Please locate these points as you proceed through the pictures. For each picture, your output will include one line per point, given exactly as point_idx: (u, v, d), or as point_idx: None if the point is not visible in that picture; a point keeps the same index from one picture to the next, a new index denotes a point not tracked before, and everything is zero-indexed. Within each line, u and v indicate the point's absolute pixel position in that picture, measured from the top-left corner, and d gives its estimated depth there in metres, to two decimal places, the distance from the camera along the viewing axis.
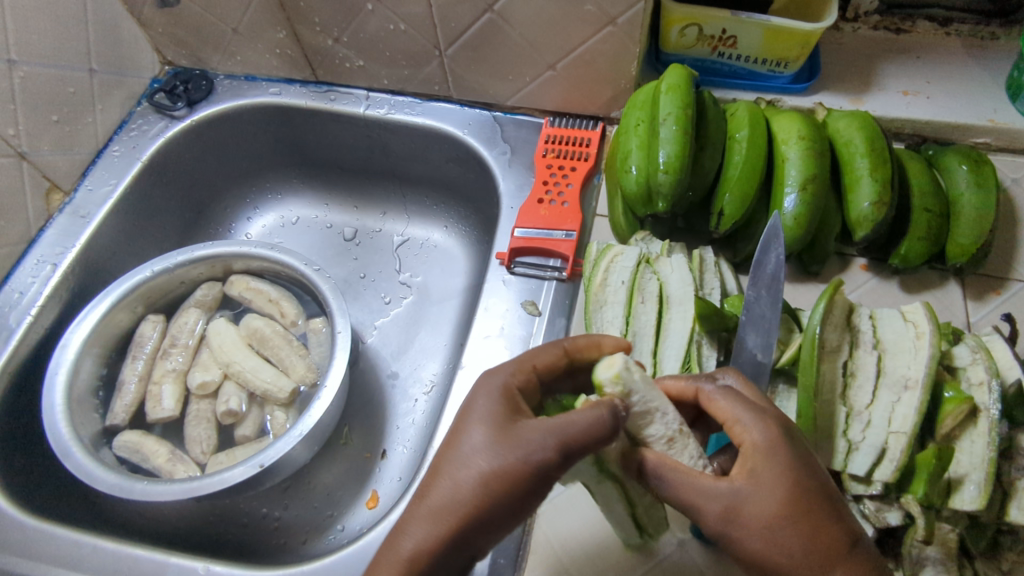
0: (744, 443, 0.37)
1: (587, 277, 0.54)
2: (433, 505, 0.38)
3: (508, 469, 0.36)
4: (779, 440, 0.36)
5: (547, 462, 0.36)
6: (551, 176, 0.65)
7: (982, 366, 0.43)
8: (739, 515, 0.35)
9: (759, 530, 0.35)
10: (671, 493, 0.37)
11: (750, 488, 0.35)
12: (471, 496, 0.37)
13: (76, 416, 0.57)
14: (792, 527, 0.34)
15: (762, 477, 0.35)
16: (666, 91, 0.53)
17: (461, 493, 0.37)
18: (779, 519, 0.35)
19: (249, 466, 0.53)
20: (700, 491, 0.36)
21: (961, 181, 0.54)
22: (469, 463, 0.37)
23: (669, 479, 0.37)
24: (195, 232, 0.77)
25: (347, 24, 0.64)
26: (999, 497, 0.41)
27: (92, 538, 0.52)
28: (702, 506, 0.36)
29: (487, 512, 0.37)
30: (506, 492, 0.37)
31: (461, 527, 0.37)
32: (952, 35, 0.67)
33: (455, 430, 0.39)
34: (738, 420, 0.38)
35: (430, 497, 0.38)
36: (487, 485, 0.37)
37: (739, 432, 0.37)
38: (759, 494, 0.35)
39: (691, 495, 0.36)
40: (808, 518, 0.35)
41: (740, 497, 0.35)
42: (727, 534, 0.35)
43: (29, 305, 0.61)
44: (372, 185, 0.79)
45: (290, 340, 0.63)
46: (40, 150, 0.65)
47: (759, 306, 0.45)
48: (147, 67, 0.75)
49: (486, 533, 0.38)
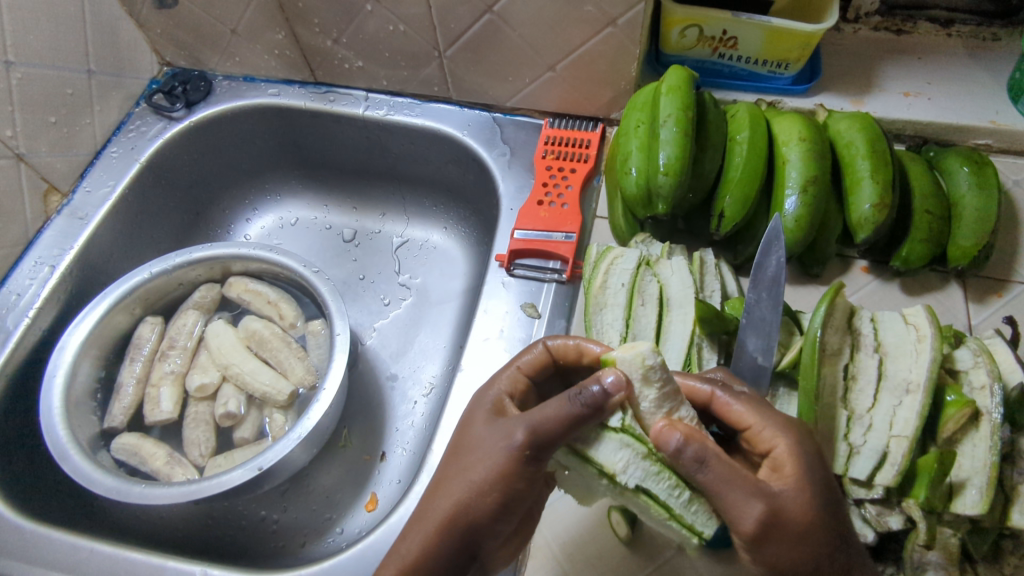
0: (774, 448, 0.37)
1: (588, 280, 0.53)
2: (428, 504, 0.41)
3: (487, 461, 0.39)
4: (809, 448, 0.37)
5: (518, 445, 0.38)
6: (551, 178, 0.65)
7: (984, 370, 0.43)
8: (783, 518, 0.35)
9: (795, 535, 0.35)
10: (712, 487, 0.35)
11: (790, 491, 0.36)
12: (459, 490, 0.39)
13: (74, 418, 0.57)
14: (820, 534, 0.35)
15: (801, 484, 0.36)
16: (667, 92, 0.53)
17: (449, 491, 0.40)
18: (814, 524, 0.35)
19: (247, 469, 0.53)
20: (750, 490, 0.34)
21: (963, 183, 0.54)
22: (461, 463, 0.40)
23: (713, 471, 0.35)
24: (193, 234, 0.76)
25: (346, 24, 0.64)
26: (1001, 501, 0.41)
27: (89, 542, 0.51)
28: (748, 506, 0.34)
29: (471, 503, 0.39)
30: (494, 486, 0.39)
31: (450, 522, 0.39)
32: (953, 36, 0.67)
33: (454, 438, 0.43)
34: (767, 424, 0.38)
35: (429, 502, 0.41)
36: (473, 477, 0.39)
37: (769, 438, 0.38)
38: (801, 499, 0.35)
39: (737, 492, 0.34)
40: (831, 526, 0.36)
41: (783, 499, 0.35)
42: (766, 538, 0.34)
43: (26, 307, 0.61)
44: (372, 186, 0.79)
45: (289, 342, 0.63)
46: (38, 152, 0.64)
47: (760, 308, 0.45)
48: (145, 68, 0.75)
49: (481, 528, 0.40)
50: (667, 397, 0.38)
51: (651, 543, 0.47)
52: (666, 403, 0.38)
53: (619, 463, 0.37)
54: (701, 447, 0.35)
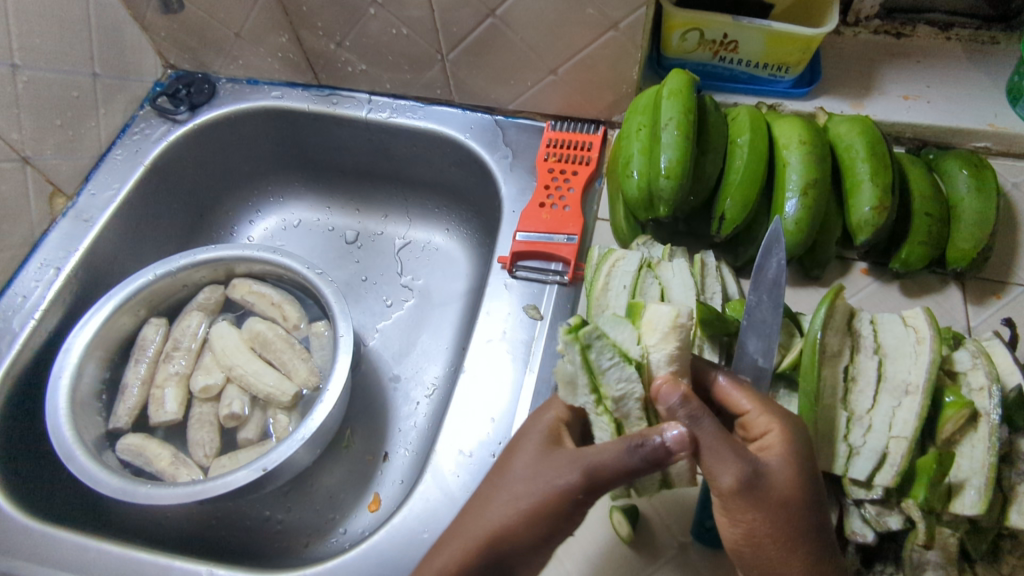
0: (768, 430, 0.39)
1: (590, 282, 0.54)
2: (467, 522, 0.41)
3: (538, 491, 0.39)
4: (800, 434, 0.39)
5: (574, 486, 0.38)
6: (552, 181, 0.65)
7: (983, 371, 0.43)
8: (764, 482, 0.36)
9: (774, 505, 0.36)
10: (702, 443, 0.36)
11: (775, 465, 0.37)
12: (501, 514, 0.40)
13: (80, 419, 0.57)
14: (799, 510, 0.37)
15: (790, 462, 0.37)
16: (668, 96, 0.54)
17: (491, 512, 0.40)
18: (794, 498, 0.37)
19: (252, 470, 0.53)
20: (735, 453, 0.36)
21: (962, 186, 0.55)
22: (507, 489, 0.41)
23: (704, 430, 0.36)
24: (197, 235, 0.77)
25: (349, 28, 0.65)
26: (1000, 501, 0.41)
27: (96, 542, 0.52)
28: (733, 465, 0.36)
29: (510, 527, 0.39)
30: (537, 520, 0.39)
31: (489, 543, 0.40)
32: (952, 40, 0.67)
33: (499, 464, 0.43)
34: (764, 405, 0.40)
35: (466, 521, 0.41)
36: (519, 504, 0.40)
37: (765, 421, 0.39)
38: (788, 471, 0.37)
39: (723, 452, 0.36)
40: (810, 507, 0.37)
41: (770, 469, 0.37)
42: (741, 498, 0.36)
43: (32, 309, 0.61)
44: (374, 188, 0.79)
45: (292, 343, 0.64)
46: (43, 155, 0.65)
47: (760, 311, 0.45)
48: (149, 71, 0.76)
49: (516, 555, 0.40)
50: (680, 358, 0.38)
51: (653, 543, 0.47)
52: (677, 363, 0.38)
53: (618, 390, 0.38)
54: (698, 407, 0.36)
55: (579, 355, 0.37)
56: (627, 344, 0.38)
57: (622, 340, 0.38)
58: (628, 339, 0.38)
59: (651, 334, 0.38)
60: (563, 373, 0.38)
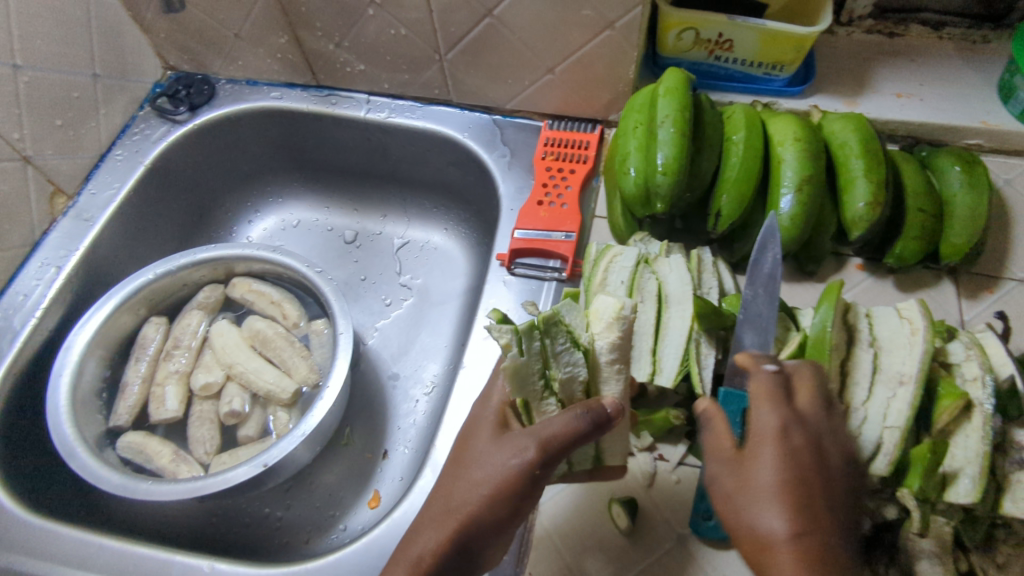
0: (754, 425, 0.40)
1: (587, 277, 0.54)
2: (439, 511, 0.43)
3: (496, 474, 0.41)
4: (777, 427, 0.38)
5: (527, 464, 0.39)
6: (551, 179, 0.66)
7: (976, 362, 0.44)
8: (724, 475, 0.39)
9: (749, 500, 0.37)
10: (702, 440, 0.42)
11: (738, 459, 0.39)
12: (467, 498, 0.41)
13: (81, 416, 0.58)
14: (749, 500, 0.37)
15: (754, 458, 0.38)
16: (664, 94, 0.54)
17: (459, 499, 0.42)
18: (770, 494, 0.37)
19: (252, 466, 0.54)
20: (718, 457, 0.40)
21: (954, 182, 0.55)
22: (471, 473, 0.42)
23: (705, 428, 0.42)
24: (196, 235, 0.77)
25: (348, 28, 0.65)
26: (993, 490, 0.41)
27: (98, 537, 0.52)
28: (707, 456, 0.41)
29: (476, 509, 0.41)
30: (497, 502, 0.41)
31: (458, 529, 0.41)
32: (944, 39, 0.68)
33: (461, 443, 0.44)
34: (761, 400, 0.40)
35: (439, 506, 0.43)
36: (479, 488, 0.41)
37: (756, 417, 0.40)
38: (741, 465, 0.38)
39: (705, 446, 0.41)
40: (766, 500, 0.37)
41: (729, 463, 0.39)
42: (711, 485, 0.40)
43: (33, 307, 0.62)
44: (372, 188, 0.80)
45: (292, 341, 0.64)
46: (44, 154, 0.65)
47: (756, 305, 0.45)
48: (149, 72, 0.76)
49: (486, 535, 0.42)
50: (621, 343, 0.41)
51: (650, 535, 0.48)
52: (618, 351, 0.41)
53: (566, 371, 0.41)
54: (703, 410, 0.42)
55: (535, 343, 0.39)
56: (579, 330, 0.41)
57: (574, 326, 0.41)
58: (579, 326, 0.41)
59: (598, 322, 0.41)
60: (515, 363, 0.39)
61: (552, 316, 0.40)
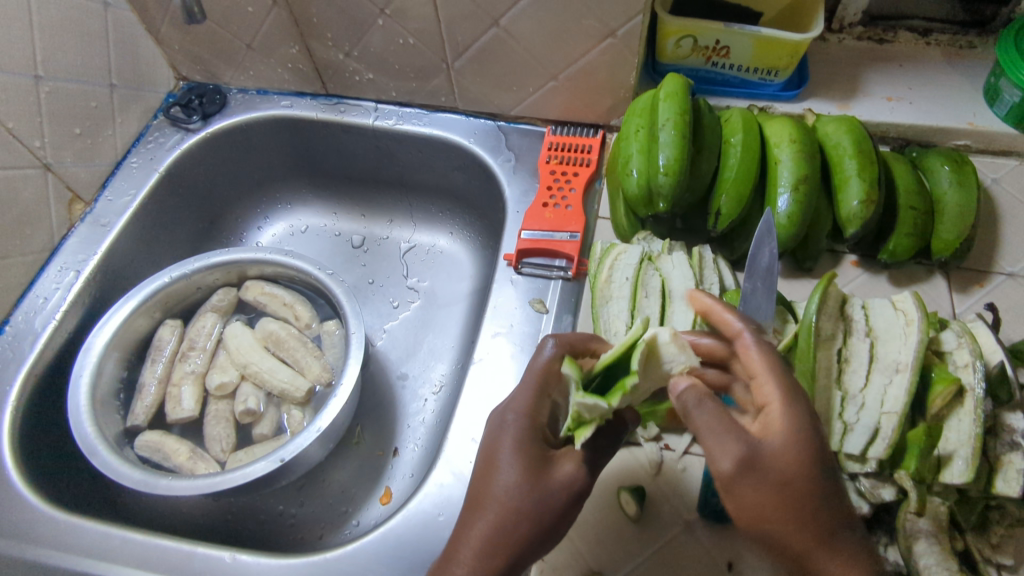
0: (768, 403, 0.40)
1: (593, 275, 0.56)
2: (487, 541, 0.42)
3: (547, 498, 0.42)
4: (799, 400, 0.40)
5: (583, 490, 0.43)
6: (555, 182, 0.68)
7: (967, 349, 0.46)
8: (757, 463, 0.38)
9: (774, 483, 0.38)
10: (702, 425, 0.39)
11: (774, 445, 0.38)
12: (517, 529, 0.42)
13: (100, 416, 0.59)
14: (803, 483, 0.38)
15: (786, 440, 0.38)
16: (664, 98, 0.57)
17: (510, 529, 0.42)
18: (807, 476, 0.38)
19: (270, 461, 0.55)
20: (735, 436, 0.38)
21: (943, 181, 0.58)
22: (523, 502, 0.42)
23: (705, 410, 0.39)
24: (208, 241, 0.79)
25: (358, 38, 0.68)
26: (986, 470, 0.43)
27: (121, 530, 0.53)
28: (721, 449, 0.38)
29: (532, 539, 0.42)
30: (549, 526, 0.42)
31: (513, 556, 0.42)
32: (932, 45, 0.71)
33: (495, 468, 0.43)
34: (769, 380, 0.40)
35: (488, 536, 0.42)
36: (533, 514, 0.42)
37: (765, 392, 0.40)
38: (785, 450, 0.38)
39: (716, 435, 0.39)
40: (816, 478, 0.39)
41: (763, 448, 0.38)
42: (737, 482, 0.38)
43: (53, 310, 0.63)
44: (379, 194, 0.82)
45: (305, 341, 0.66)
46: (63, 161, 0.67)
47: (755, 297, 0.48)
48: (162, 82, 0.78)
49: (532, 557, 0.43)
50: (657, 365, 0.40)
51: (657, 523, 0.49)
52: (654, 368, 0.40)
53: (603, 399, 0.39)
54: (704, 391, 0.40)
55: None
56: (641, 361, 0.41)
57: None
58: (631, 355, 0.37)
59: None
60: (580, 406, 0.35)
61: None
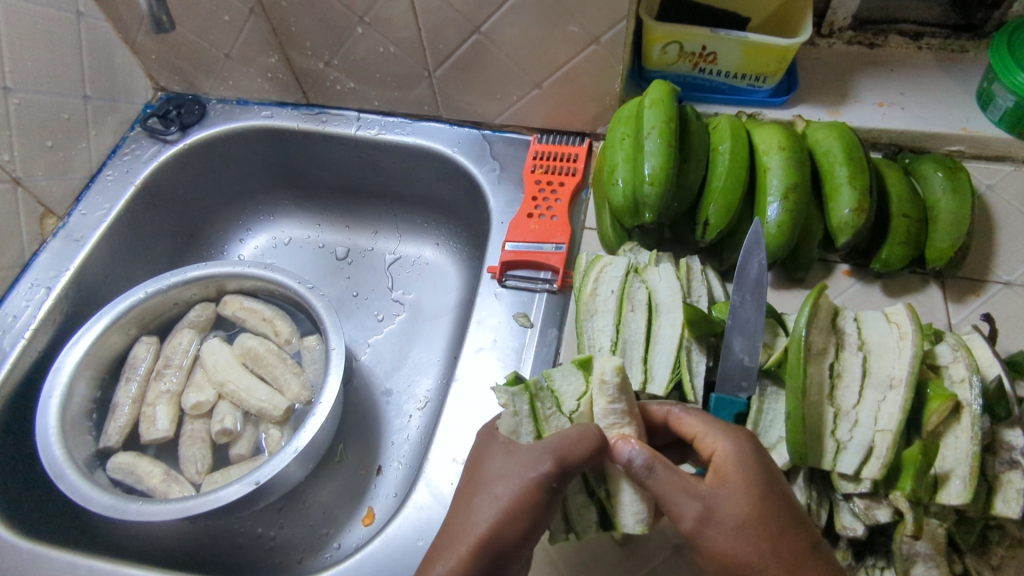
0: (716, 452, 0.40)
1: (577, 289, 0.54)
2: (454, 531, 0.41)
3: (514, 485, 0.40)
4: (748, 448, 0.39)
5: (547, 476, 0.39)
6: (540, 192, 0.66)
7: (963, 364, 0.44)
8: (717, 514, 0.38)
9: (734, 529, 0.37)
10: (658, 490, 0.38)
11: (726, 494, 0.38)
12: (486, 516, 0.40)
13: (70, 438, 0.57)
14: (762, 527, 0.37)
15: (739, 489, 0.38)
16: (650, 105, 0.55)
17: (476, 516, 0.41)
18: (767, 521, 0.38)
19: (244, 484, 0.53)
20: (687, 494, 0.38)
21: (937, 188, 0.56)
22: (486, 488, 0.41)
23: (660, 476, 0.38)
24: (187, 254, 0.77)
25: (337, 47, 0.66)
26: (985, 491, 0.42)
27: (88, 560, 0.51)
28: (682, 506, 0.38)
29: (503, 530, 0.40)
30: (517, 514, 0.40)
31: (478, 547, 0.40)
32: (923, 49, 0.69)
33: (472, 464, 0.44)
34: (710, 431, 0.41)
35: (455, 527, 0.41)
36: (496, 503, 0.40)
37: (711, 444, 0.40)
38: (736, 497, 0.38)
39: (674, 494, 0.38)
40: (778, 520, 0.38)
41: (717, 500, 0.38)
42: (703, 534, 0.38)
43: (23, 329, 0.61)
44: (364, 204, 0.80)
45: (284, 358, 0.64)
46: (34, 175, 0.65)
47: (744, 310, 0.46)
48: (140, 93, 0.77)
49: (507, 552, 0.40)
50: (617, 410, 0.42)
51: (645, 546, 0.48)
52: (614, 415, 0.42)
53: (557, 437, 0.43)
54: (653, 457, 0.38)
55: (526, 404, 0.43)
56: (568, 396, 0.44)
57: (566, 390, 0.44)
58: (571, 392, 0.44)
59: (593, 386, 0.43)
60: (508, 421, 0.43)
61: (541, 381, 0.44)
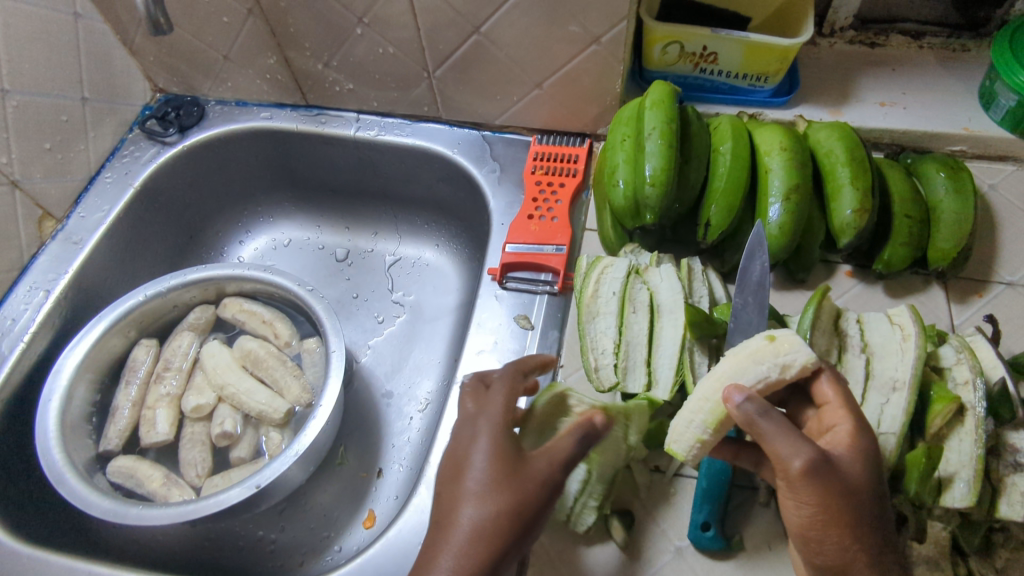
0: (838, 425, 0.39)
1: (578, 291, 0.54)
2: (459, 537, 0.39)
3: (523, 492, 0.39)
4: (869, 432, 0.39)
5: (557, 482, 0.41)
6: (540, 193, 0.66)
7: (967, 366, 0.44)
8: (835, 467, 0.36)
9: (846, 490, 0.36)
10: (775, 431, 0.36)
11: (845, 460, 0.37)
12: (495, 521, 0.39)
13: (69, 442, 0.57)
14: (865, 499, 0.36)
15: (856, 459, 0.37)
16: (650, 107, 0.55)
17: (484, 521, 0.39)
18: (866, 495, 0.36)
19: (245, 487, 0.53)
20: (806, 439, 0.36)
21: (940, 188, 0.56)
22: (492, 494, 0.39)
23: (777, 419, 0.37)
24: (186, 256, 0.77)
25: (336, 48, 0.66)
26: (989, 493, 0.42)
27: (88, 564, 0.51)
28: (800, 450, 0.36)
29: (511, 537, 0.39)
30: (527, 520, 0.40)
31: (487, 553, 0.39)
32: (925, 48, 0.69)
33: (459, 466, 0.41)
34: (844, 405, 0.40)
35: (460, 531, 0.39)
36: (508, 508, 0.39)
37: (835, 416, 0.39)
38: (856, 465, 0.37)
39: (792, 439, 0.36)
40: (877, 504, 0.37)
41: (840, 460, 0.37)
42: (808, 483, 0.36)
43: (22, 332, 0.61)
44: (363, 205, 0.80)
45: (284, 361, 0.63)
46: (32, 178, 0.65)
47: (746, 312, 0.46)
48: (139, 95, 0.76)
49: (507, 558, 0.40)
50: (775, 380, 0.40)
51: (648, 549, 0.47)
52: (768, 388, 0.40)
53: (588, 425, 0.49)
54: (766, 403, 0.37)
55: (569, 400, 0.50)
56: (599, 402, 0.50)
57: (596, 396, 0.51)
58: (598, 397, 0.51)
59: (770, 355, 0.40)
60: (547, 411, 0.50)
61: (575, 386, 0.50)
